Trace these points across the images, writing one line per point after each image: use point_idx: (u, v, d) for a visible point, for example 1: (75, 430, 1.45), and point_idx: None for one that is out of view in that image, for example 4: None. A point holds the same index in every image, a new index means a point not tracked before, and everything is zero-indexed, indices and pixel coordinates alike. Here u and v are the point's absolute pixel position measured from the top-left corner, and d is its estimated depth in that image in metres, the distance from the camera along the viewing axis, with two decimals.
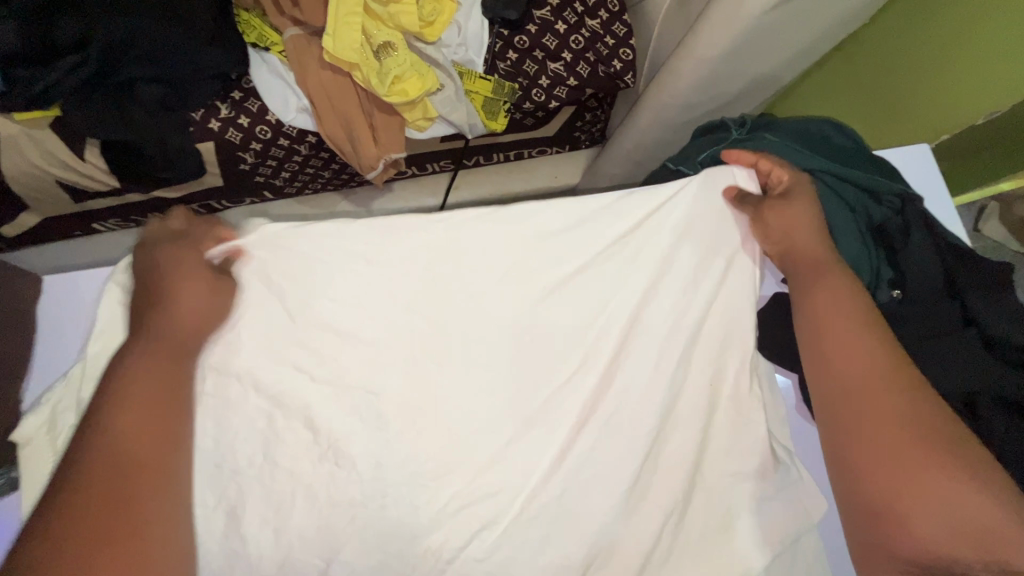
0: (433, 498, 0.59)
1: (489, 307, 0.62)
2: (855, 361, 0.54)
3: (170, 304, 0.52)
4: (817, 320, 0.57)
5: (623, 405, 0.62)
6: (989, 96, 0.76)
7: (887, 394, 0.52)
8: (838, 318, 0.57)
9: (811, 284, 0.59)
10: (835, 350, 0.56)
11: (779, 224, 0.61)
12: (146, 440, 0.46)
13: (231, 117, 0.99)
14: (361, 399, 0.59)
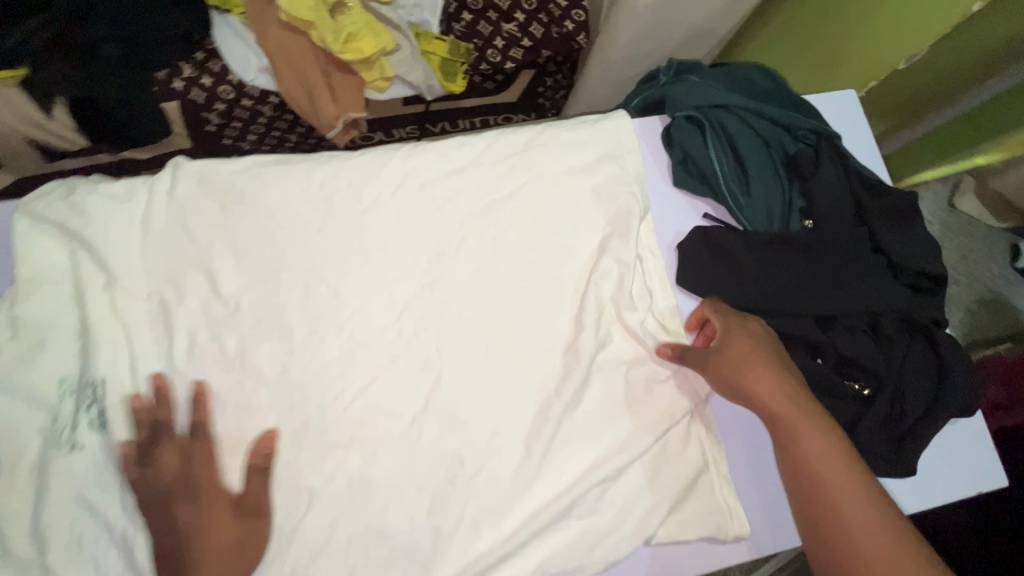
0: (345, 414, 0.61)
1: (412, 232, 0.67)
2: (860, 527, 0.50)
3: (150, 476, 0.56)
4: (813, 481, 0.53)
5: (538, 327, 0.65)
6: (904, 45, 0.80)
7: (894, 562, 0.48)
8: (834, 476, 0.53)
9: (796, 443, 0.55)
10: (842, 518, 0.51)
11: (750, 365, 0.59)
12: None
13: (193, 77, 1.02)
14: (283, 315, 0.63)
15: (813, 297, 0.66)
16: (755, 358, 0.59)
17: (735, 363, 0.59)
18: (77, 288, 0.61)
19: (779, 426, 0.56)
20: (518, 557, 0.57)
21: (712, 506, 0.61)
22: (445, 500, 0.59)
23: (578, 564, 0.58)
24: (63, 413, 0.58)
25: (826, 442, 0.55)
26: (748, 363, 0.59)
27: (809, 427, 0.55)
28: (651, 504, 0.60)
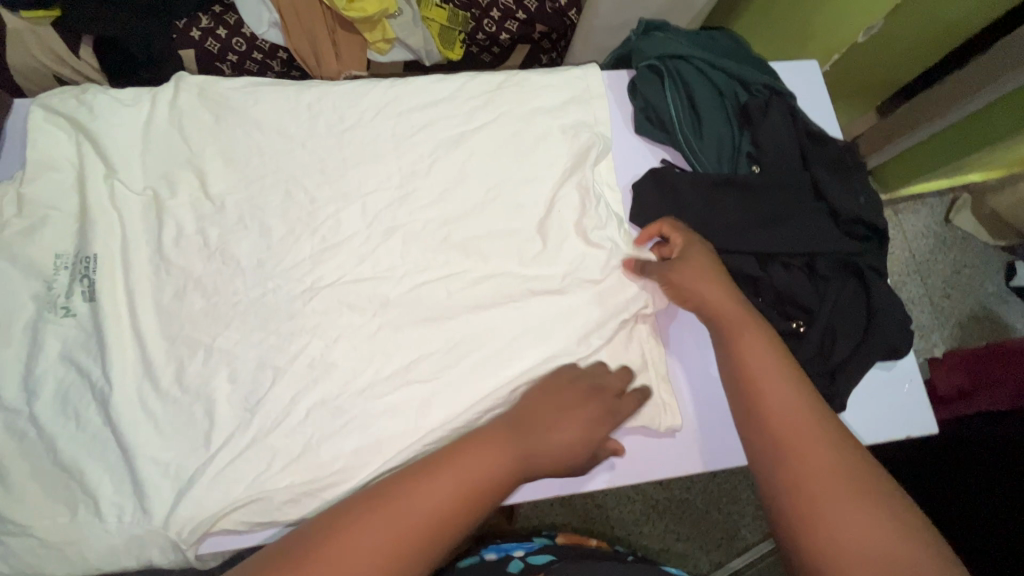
0: (312, 305, 0.66)
1: (388, 152, 0.73)
2: (794, 429, 0.52)
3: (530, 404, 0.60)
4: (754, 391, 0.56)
5: (496, 244, 0.70)
6: None
7: (811, 437, 0.51)
8: (766, 371, 0.56)
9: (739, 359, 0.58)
10: (775, 423, 0.53)
11: (692, 283, 0.63)
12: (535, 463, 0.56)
13: (210, 28, 1.10)
14: (263, 214, 0.69)
15: (755, 234, 0.70)
16: (705, 283, 0.63)
17: (678, 285, 0.64)
18: (81, 174, 0.67)
19: (718, 323, 0.61)
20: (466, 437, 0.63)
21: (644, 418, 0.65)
22: (398, 387, 0.64)
23: None
24: (57, 283, 0.64)
25: (771, 359, 0.57)
26: (696, 285, 0.63)
27: (752, 344, 0.58)
28: None
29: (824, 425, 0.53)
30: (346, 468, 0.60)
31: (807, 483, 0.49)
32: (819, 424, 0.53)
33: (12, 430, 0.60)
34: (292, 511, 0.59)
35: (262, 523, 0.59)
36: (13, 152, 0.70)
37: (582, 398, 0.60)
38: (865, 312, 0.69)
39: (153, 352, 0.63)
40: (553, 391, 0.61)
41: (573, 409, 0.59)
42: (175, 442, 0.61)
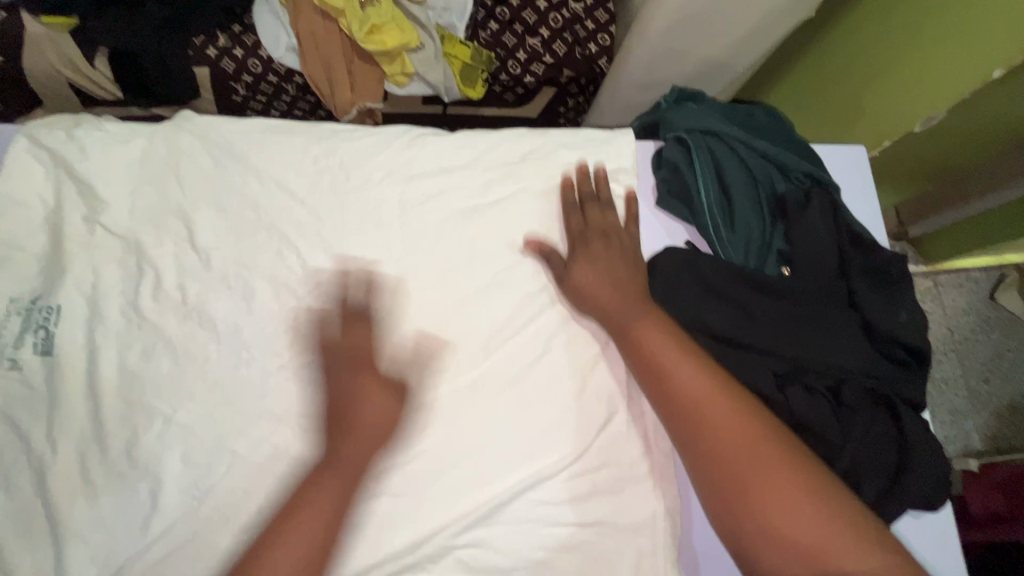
0: (285, 384, 0.60)
1: (384, 216, 0.67)
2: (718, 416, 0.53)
3: (357, 397, 0.56)
4: (676, 387, 0.55)
5: (488, 331, 0.63)
6: (927, 104, 0.81)
7: (724, 414, 0.53)
8: (671, 357, 0.56)
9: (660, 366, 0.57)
10: (697, 413, 0.54)
11: (594, 267, 0.63)
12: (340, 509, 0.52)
13: (227, 47, 1.07)
14: (241, 274, 0.63)
15: (776, 347, 0.61)
16: (594, 272, 0.63)
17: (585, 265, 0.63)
18: (56, 212, 0.63)
19: (613, 315, 0.61)
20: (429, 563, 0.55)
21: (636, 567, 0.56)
22: (366, 488, 0.57)
23: None
24: (10, 329, 0.60)
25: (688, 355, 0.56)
26: (583, 278, 0.63)
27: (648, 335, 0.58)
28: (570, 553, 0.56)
29: (730, 394, 0.54)
30: None
31: (725, 451, 0.52)
32: (734, 402, 0.54)
33: None
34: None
35: None
36: None
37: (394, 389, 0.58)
38: (895, 456, 0.59)
39: (101, 418, 0.58)
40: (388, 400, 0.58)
41: (375, 391, 0.57)
42: (111, 526, 0.55)
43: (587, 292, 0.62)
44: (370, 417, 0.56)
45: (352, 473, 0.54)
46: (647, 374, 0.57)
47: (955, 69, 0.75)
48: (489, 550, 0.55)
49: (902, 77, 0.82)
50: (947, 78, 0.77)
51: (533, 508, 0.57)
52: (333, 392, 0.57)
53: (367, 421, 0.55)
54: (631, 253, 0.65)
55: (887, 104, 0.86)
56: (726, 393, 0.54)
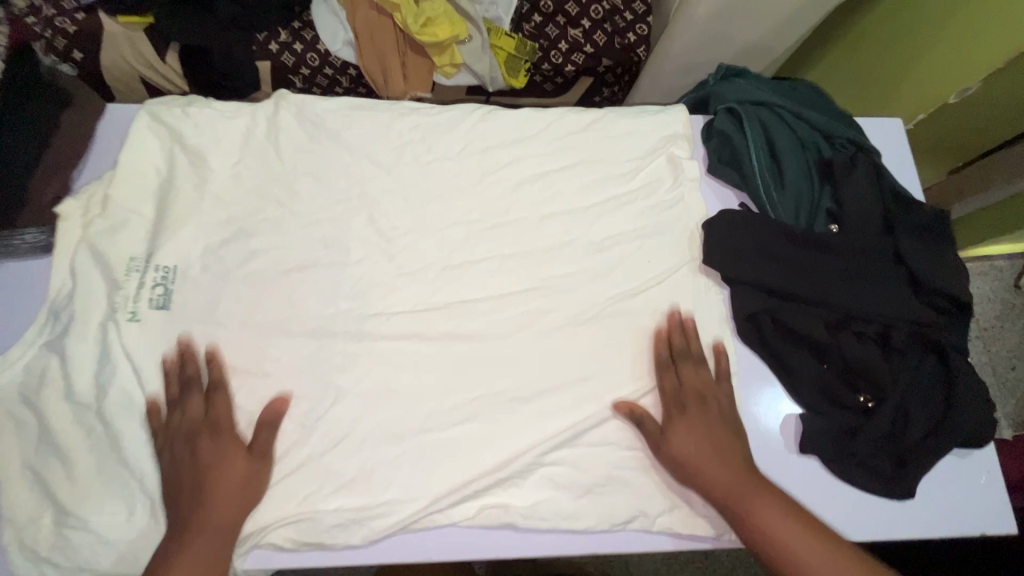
0: (381, 334, 0.67)
1: (462, 184, 0.74)
2: (810, 555, 0.57)
3: (200, 462, 0.59)
4: (754, 518, 0.59)
5: (559, 288, 0.71)
6: (961, 74, 0.84)
7: (796, 535, 0.58)
8: (720, 470, 0.61)
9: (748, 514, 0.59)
10: (778, 529, 0.58)
11: (675, 390, 0.66)
12: (212, 566, 0.56)
13: (287, 43, 1.14)
14: (335, 237, 0.70)
15: (828, 296, 0.66)
16: (694, 442, 0.62)
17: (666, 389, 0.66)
18: (168, 179, 0.69)
19: (679, 462, 0.62)
20: (516, 485, 0.62)
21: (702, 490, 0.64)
22: (457, 423, 0.65)
23: (570, 515, 0.62)
24: (128, 284, 0.66)
25: (762, 487, 0.60)
26: (684, 447, 0.62)
27: (738, 461, 0.62)
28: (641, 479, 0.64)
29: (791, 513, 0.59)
30: (395, 500, 0.61)
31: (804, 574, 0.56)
32: (793, 512, 0.59)
33: (82, 425, 0.62)
34: (341, 536, 0.60)
35: (308, 544, 0.60)
36: (106, 154, 0.70)
37: (223, 436, 0.61)
38: (942, 395, 0.64)
39: (229, 363, 0.66)
40: (217, 455, 0.60)
41: (216, 448, 0.60)
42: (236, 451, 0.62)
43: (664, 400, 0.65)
44: (209, 464, 0.59)
45: (219, 518, 0.57)
46: (731, 509, 0.60)
47: (979, 53, 0.81)
48: (575, 470, 0.63)
49: (938, 51, 0.86)
50: (982, 49, 0.80)
51: (616, 433, 0.65)
52: (170, 460, 0.60)
53: (212, 483, 0.58)
54: (690, 374, 0.67)
55: (920, 80, 0.90)
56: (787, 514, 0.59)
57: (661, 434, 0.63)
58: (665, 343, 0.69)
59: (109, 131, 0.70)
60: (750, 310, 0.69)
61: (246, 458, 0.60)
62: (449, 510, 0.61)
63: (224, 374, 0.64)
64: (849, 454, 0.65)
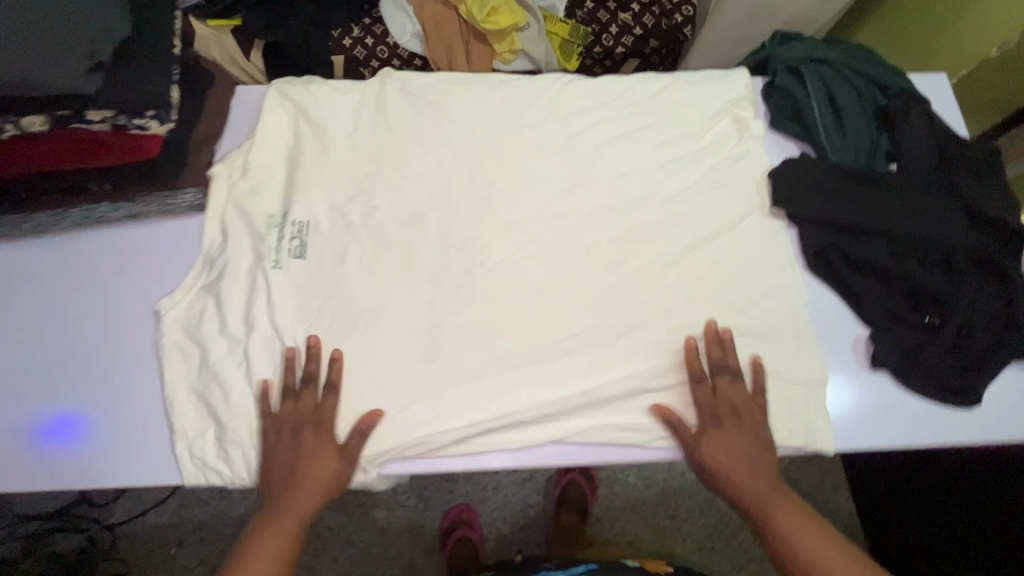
0: (487, 276, 0.77)
1: (549, 145, 0.83)
2: (818, 556, 0.66)
3: (305, 466, 0.67)
4: (776, 533, 0.68)
5: (641, 233, 0.80)
6: (1001, 29, 0.89)
7: (814, 541, 0.67)
8: (761, 492, 0.68)
9: (770, 524, 0.68)
10: (798, 541, 0.67)
11: (720, 402, 0.70)
12: (280, 567, 0.67)
13: (360, 37, 1.25)
14: (441, 194, 0.80)
15: (892, 227, 0.73)
16: (724, 453, 0.69)
17: (710, 399, 0.71)
18: (296, 147, 0.79)
19: (710, 474, 0.70)
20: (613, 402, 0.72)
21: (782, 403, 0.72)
22: (559, 350, 0.74)
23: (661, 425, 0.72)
24: (269, 237, 0.76)
25: (787, 500, 0.69)
26: (717, 455, 0.69)
27: (761, 477, 0.69)
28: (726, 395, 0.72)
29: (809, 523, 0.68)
30: (512, 415, 0.71)
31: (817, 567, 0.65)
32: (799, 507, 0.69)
33: (235, 355, 0.71)
34: (469, 445, 0.70)
35: (433, 452, 0.70)
36: (241, 129, 0.80)
37: (326, 454, 0.68)
38: (1003, 312, 0.70)
39: (356, 304, 0.74)
40: (304, 458, 0.67)
41: (319, 454, 0.68)
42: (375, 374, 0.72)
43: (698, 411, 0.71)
44: (303, 474, 0.67)
45: (294, 519, 0.67)
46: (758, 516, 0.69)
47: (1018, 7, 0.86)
48: (666, 388, 0.73)
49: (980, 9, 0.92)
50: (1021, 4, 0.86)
51: (705, 357, 0.74)
52: (287, 445, 0.68)
53: (302, 480, 0.67)
54: (738, 407, 0.70)
55: (961, 39, 0.97)
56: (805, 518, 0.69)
57: (709, 471, 0.69)
58: (705, 375, 0.72)
59: (243, 108, 0.81)
60: (818, 245, 0.77)
61: (336, 456, 0.68)
62: (557, 426, 0.71)
63: (374, 425, 0.69)
64: (918, 367, 0.72)
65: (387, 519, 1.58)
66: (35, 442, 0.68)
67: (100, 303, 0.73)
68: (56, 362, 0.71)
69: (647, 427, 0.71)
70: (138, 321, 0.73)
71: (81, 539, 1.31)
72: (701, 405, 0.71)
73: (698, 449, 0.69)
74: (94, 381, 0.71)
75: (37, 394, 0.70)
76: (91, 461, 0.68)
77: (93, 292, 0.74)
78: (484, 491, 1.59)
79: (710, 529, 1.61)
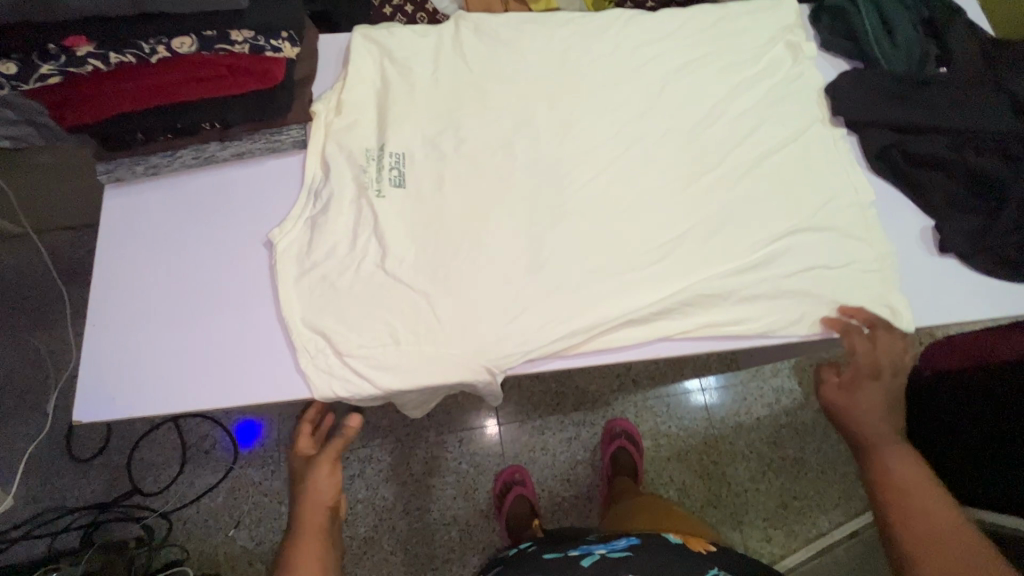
0: (578, 192, 0.80)
1: (620, 71, 0.88)
2: (917, 493, 0.68)
3: (312, 486, 0.79)
4: (884, 467, 0.72)
5: (717, 146, 0.84)
6: None
7: (925, 489, 0.68)
8: (881, 429, 0.74)
9: (880, 461, 0.72)
10: (901, 480, 0.70)
11: (880, 351, 0.74)
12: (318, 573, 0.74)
13: (400, 4, 1.29)
14: (524, 122, 0.84)
15: (949, 121, 0.80)
16: (872, 394, 0.75)
17: (873, 345, 0.74)
18: (384, 86, 0.83)
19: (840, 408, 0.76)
20: (711, 299, 0.76)
21: (866, 289, 0.77)
22: (655, 255, 0.78)
23: (758, 318, 0.76)
24: (368, 168, 0.78)
25: (904, 450, 0.73)
26: (868, 398, 0.75)
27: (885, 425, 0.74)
28: (815, 286, 0.77)
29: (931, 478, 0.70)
30: (619, 315, 0.74)
31: (921, 505, 0.67)
32: (920, 467, 0.71)
33: (348, 278, 0.74)
34: (583, 345, 0.74)
35: (551, 355, 0.73)
36: (328, 76, 0.85)
37: (326, 464, 0.80)
38: None
39: (456, 226, 0.78)
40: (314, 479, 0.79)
41: (324, 476, 0.79)
42: (489, 286, 0.75)
43: (864, 356, 0.74)
44: (317, 490, 0.79)
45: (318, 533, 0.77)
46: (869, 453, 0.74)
47: None
48: (758, 284, 0.77)
49: None
50: None
51: (791, 255, 0.78)
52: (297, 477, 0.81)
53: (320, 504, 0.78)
54: (895, 357, 0.75)
55: None
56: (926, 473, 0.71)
57: (839, 407, 0.76)
58: (859, 328, 0.75)
59: (329, 57, 0.86)
60: (883, 144, 0.82)
61: (330, 472, 0.80)
62: (661, 324, 0.75)
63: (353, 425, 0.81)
64: (983, 247, 0.78)
65: (438, 487, 1.49)
66: (169, 368, 0.72)
67: (213, 240, 0.77)
68: (179, 297, 0.75)
69: (747, 319, 0.75)
70: (252, 253, 0.77)
71: (139, 528, 1.25)
72: (866, 352, 0.74)
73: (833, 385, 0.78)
74: (217, 310, 0.74)
75: (165, 325, 0.73)
76: (223, 383, 0.71)
77: (206, 230, 0.77)
78: (532, 452, 1.54)
79: (759, 472, 1.58)
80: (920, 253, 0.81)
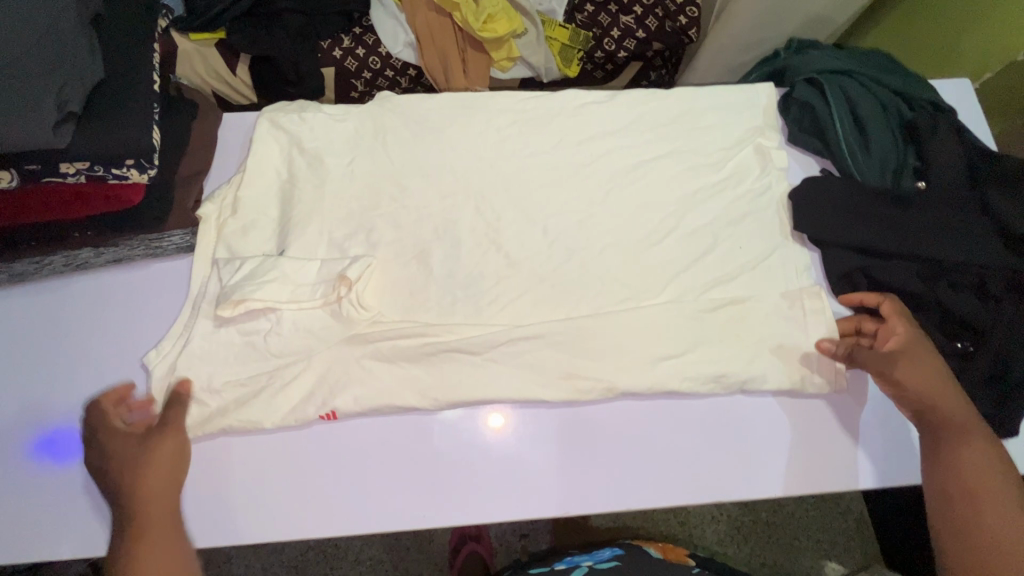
0: (495, 313, 0.71)
1: (557, 168, 0.78)
2: (992, 484, 0.58)
3: (140, 456, 0.58)
4: (959, 458, 0.60)
5: (659, 261, 0.74)
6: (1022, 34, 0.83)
7: (999, 485, 0.58)
8: (943, 398, 0.63)
9: (957, 448, 0.60)
10: (977, 473, 0.59)
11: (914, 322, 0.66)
12: None
13: (350, 48, 1.18)
14: (443, 225, 0.75)
15: (921, 246, 0.70)
16: (923, 371, 0.63)
17: (897, 316, 0.66)
18: (289, 182, 0.75)
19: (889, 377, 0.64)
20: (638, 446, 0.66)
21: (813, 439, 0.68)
22: (578, 393, 0.68)
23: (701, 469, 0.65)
24: None
25: (975, 433, 0.61)
26: (920, 376, 0.63)
27: (964, 400, 0.63)
28: None
29: (1005, 467, 0.59)
30: None
31: (996, 503, 0.57)
32: (995, 453, 0.60)
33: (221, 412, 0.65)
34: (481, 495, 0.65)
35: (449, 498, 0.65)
36: (233, 166, 0.77)
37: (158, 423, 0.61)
38: None
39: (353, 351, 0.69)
40: (138, 460, 0.58)
41: (154, 443, 0.59)
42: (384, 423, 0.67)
43: (898, 335, 0.65)
44: (142, 464, 0.58)
45: (161, 523, 0.57)
46: (954, 432, 0.61)
47: None
48: None
49: (1001, 14, 0.85)
50: None
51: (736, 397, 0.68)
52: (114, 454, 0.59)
53: (155, 477, 0.58)
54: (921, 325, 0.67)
55: (984, 38, 0.89)
56: (1000, 460, 0.60)
57: (880, 377, 0.65)
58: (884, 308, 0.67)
59: (235, 143, 0.78)
60: (846, 266, 0.72)
61: (161, 426, 0.61)
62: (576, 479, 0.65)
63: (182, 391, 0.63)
64: None
65: (393, 538, 1.40)
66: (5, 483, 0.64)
67: (83, 347, 0.69)
68: (38, 399, 0.67)
69: None
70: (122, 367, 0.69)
71: None
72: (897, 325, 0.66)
73: (880, 357, 0.65)
74: (78, 435, 0.66)
75: (12, 460, 0.65)
76: (73, 523, 0.63)
77: (76, 337, 0.69)
78: None
79: (726, 537, 1.46)
80: (877, 391, 0.71)
